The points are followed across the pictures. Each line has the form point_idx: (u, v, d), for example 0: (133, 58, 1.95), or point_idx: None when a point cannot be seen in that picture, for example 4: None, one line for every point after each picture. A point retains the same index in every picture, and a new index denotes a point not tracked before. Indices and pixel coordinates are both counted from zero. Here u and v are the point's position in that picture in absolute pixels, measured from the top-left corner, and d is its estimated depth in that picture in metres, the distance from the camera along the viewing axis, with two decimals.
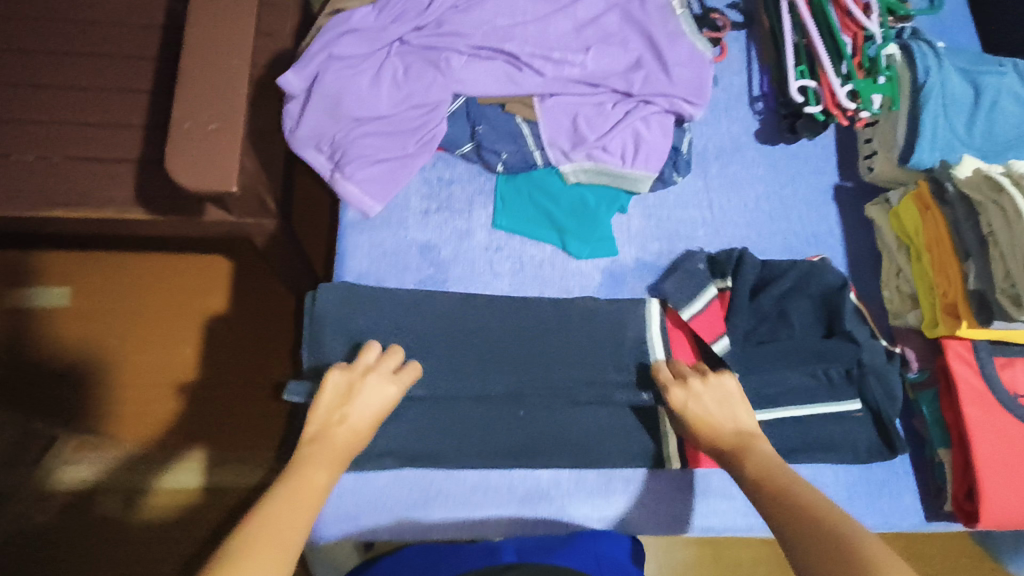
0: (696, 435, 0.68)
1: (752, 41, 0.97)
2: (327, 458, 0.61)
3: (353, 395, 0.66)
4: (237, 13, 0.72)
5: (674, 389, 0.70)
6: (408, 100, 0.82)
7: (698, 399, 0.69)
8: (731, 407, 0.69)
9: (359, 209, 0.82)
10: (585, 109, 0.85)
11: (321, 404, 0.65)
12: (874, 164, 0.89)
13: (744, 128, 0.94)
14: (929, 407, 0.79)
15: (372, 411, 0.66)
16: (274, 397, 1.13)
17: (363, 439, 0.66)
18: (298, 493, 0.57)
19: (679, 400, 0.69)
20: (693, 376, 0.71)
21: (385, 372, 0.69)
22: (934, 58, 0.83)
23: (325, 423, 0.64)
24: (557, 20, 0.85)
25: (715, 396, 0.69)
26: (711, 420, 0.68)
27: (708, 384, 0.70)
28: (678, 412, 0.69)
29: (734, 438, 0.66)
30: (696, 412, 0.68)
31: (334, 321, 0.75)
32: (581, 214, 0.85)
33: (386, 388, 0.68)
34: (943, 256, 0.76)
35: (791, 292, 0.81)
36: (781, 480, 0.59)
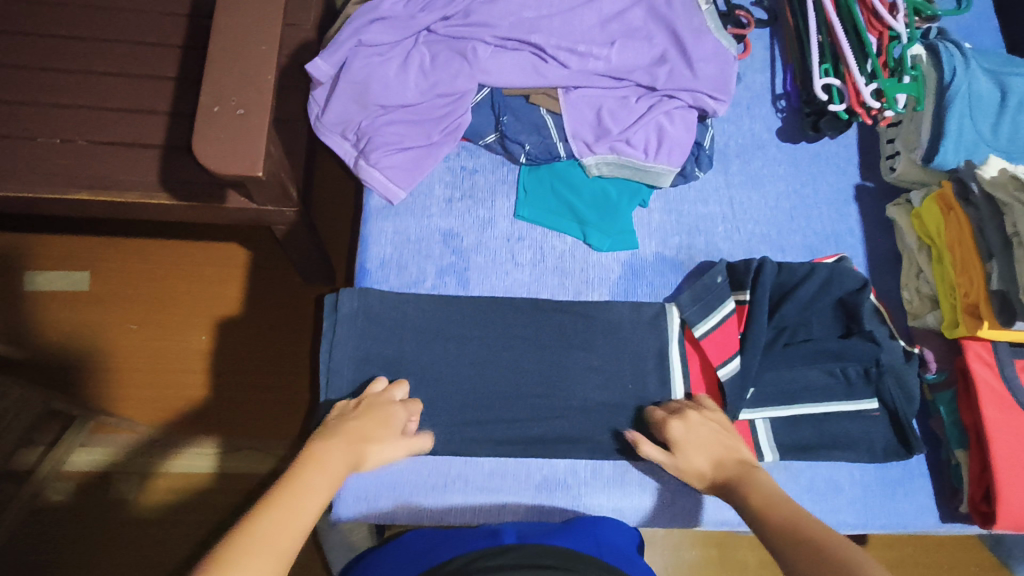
0: (697, 466, 0.69)
1: (775, 39, 0.98)
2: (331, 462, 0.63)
3: (360, 413, 0.69)
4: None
5: (672, 424, 0.72)
6: (434, 88, 0.83)
7: (696, 431, 0.71)
8: (729, 440, 0.71)
9: (383, 196, 0.84)
10: (609, 102, 0.85)
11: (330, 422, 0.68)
12: (896, 164, 0.89)
13: (766, 125, 0.94)
14: (946, 407, 0.79)
15: (380, 426, 0.68)
16: (287, 385, 1.14)
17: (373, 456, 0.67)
18: (304, 488, 0.58)
19: (679, 432, 0.71)
20: (690, 410, 0.73)
21: (388, 397, 0.72)
22: (961, 59, 0.83)
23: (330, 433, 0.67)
24: (582, 14, 0.86)
25: (713, 428, 0.71)
26: (711, 452, 0.69)
27: (704, 417, 0.72)
28: (678, 443, 0.70)
29: (733, 467, 0.68)
30: (696, 443, 0.70)
31: (356, 323, 0.77)
32: (603, 206, 0.85)
33: (390, 409, 0.70)
34: (965, 257, 0.76)
35: (812, 295, 0.80)
36: (784, 512, 0.59)
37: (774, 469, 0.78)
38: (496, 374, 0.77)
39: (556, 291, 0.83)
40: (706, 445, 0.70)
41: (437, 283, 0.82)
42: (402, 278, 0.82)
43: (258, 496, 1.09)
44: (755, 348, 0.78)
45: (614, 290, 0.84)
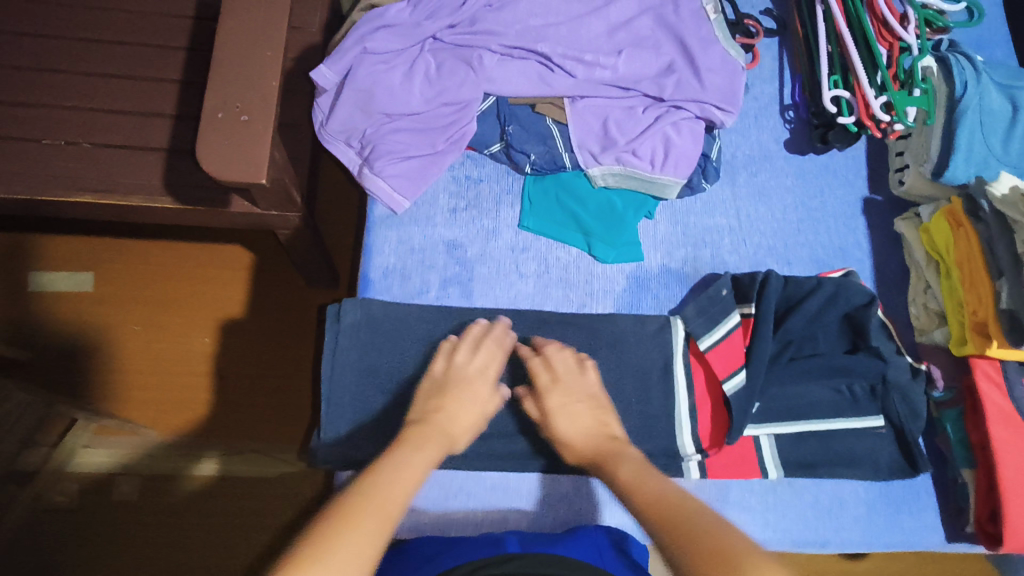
0: (566, 437, 0.68)
1: (784, 48, 0.97)
2: (428, 442, 0.63)
3: (448, 386, 0.69)
4: (273, 5, 0.73)
5: (550, 394, 0.71)
6: (439, 97, 0.82)
7: (570, 404, 0.70)
8: (601, 414, 0.70)
9: (388, 205, 0.83)
10: (616, 113, 0.85)
11: (421, 395, 0.69)
12: (905, 178, 0.88)
13: (774, 136, 0.93)
14: (952, 425, 0.78)
15: (471, 402, 0.69)
16: (289, 389, 1.14)
17: (468, 436, 0.68)
18: (404, 466, 0.59)
19: (554, 404, 0.70)
20: (565, 377, 0.72)
21: (473, 368, 0.71)
22: (974, 72, 0.82)
23: (424, 412, 0.67)
24: (589, 22, 0.85)
25: (587, 400, 0.70)
26: (582, 424, 0.69)
27: (580, 388, 0.71)
28: (551, 414, 0.70)
29: (603, 440, 0.67)
30: (568, 414, 0.69)
31: (357, 336, 0.76)
32: (609, 217, 0.85)
33: (477, 387, 0.70)
34: (974, 274, 0.75)
35: (818, 309, 0.79)
36: (656, 489, 0.59)
37: (779, 486, 0.77)
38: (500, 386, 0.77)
39: (561, 302, 0.83)
40: (579, 418, 0.69)
41: (441, 294, 0.82)
42: (406, 288, 0.82)
43: (260, 500, 1.09)
44: (760, 364, 0.76)
45: (618, 303, 0.83)
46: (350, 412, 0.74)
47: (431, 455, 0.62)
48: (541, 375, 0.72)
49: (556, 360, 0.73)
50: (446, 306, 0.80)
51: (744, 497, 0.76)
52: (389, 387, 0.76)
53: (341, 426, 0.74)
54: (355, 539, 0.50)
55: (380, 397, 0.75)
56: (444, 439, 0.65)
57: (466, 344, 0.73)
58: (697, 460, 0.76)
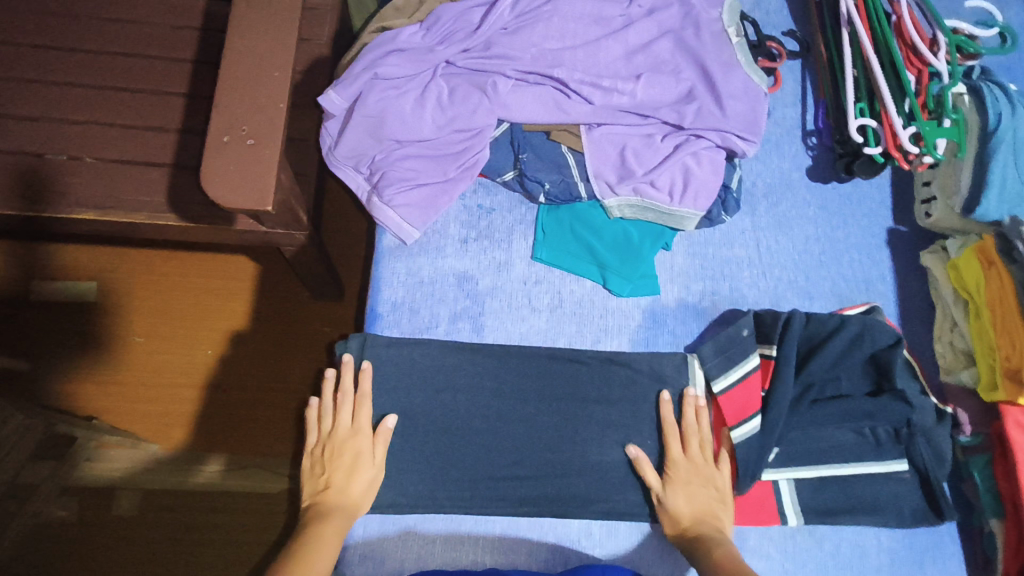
0: (676, 507, 0.69)
1: (807, 71, 0.94)
2: (327, 518, 0.66)
3: (329, 452, 0.71)
4: (281, 27, 0.70)
5: (678, 462, 0.72)
6: (451, 123, 0.80)
7: (694, 478, 0.71)
8: (714, 497, 0.70)
9: (396, 234, 0.81)
10: (633, 141, 0.82)
11: (309, 477, 0.71)
12: (932, 210, 0.85)
13: (795, 164, 0.90)
14: (981, 472, 0.75)
15: (352, 464, 0.70)
16: (291, 406, 1.11)
17: (364, 502, 0.69)
18: (303, 552, 0.62)
19: (681, 472, 0.71)
20: (697, 448, 0.73)
21: (344, 425, 0.72)
22: (1007, 102, 0.79)
23: (317, 490, 0.69)
24: (607, 45, 0.83)
25: (707, 479, 0.71)
26: (697, 501, 0.70)
27: (706, 462, 0.72)
28: (674, 480, 0.71)
29: (710, 526, 0.68)
30: (689, 486, 0.70)
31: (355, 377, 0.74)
32: (625, 249, 0.82)
33: (356, 444, 0.71)
34: (1006, 317, 0.72)
35: (842, 349, 0.76)
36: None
37: (799, 534, 0.74)
38: (511, 428, 0.74)
39: (574, 338, 0.80)
40: (695, 496, 0.70)
41: (450, 328, 0.79)
42: (413, 322, 0.79)
43: (260, 520, 1.05)
44: (781, 407, 0.74)
45: (633, 339, 0.80)
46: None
47: (328, 537, 0.64)
48: (674, 440, 0.73)
49: (693, 429, 0.74)
50: (456, 341, 0.78)
51: (762, 546, 0.73)
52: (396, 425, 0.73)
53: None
54: None
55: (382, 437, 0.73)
56: (342, 514, 0.67)
57: (329, 407, 0.73)
58: None
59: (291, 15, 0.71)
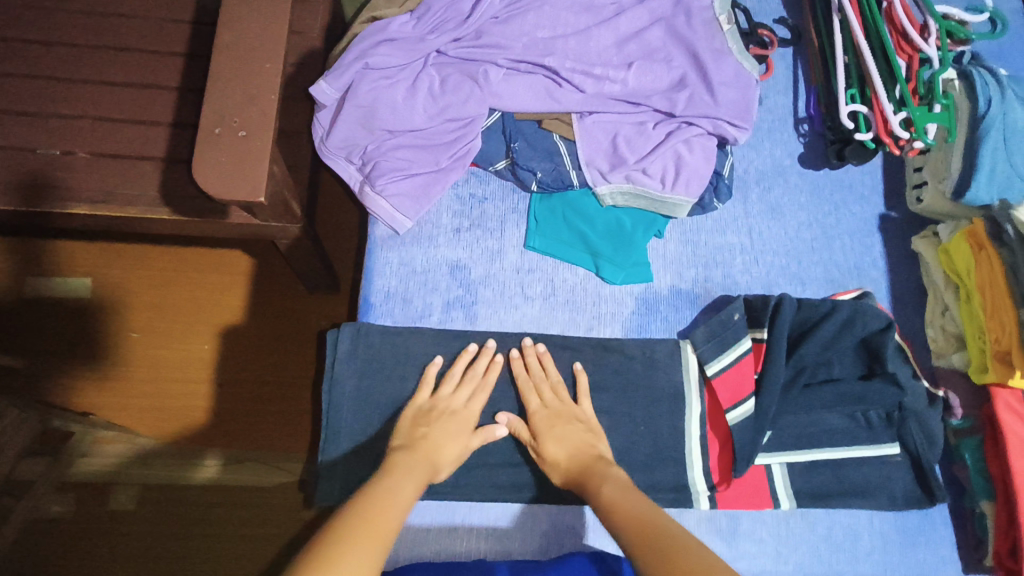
0: (554, 457, 0.69)
1: (798, 58, 0.94)
2: (414, 467, 0.63)
3: (435, 414, 0.70)
4: (272, 17, 0.70)
5: (537, 414, 0.71)
6: (443, 113, 0.80)
7: (557, 424, 0.70)
8: (584, 436, 0.70)
9: (389, 225, 0.81)
10: (626, 129, 0.82)
11: (403, 422, 0.69)
12: (923, 195, 0.85)
13: (787, 151, 0.90)
14: (972, 454, 0.75)
15: (451, 433, 0.69)
16: (289, 398, 1.11)
17: (445, 472, 0.67)
18: (391, 488, 0.59)
19: (541, 424, 0.71)
20: (550, 395, 0.73)
21: (459, 399, 0.71)
22: (997, 87, 0.79)
23: (409, 437, 0.67)
24: (598, 34, 0.83)
25: (570, 421, 0.71)
26: (569, 446, 0.69)
27: (563, 406, 0.72)
28: (540, 433, 0.70)
29: (590, 460, 0.68)
30: (559, 434, 0.70)
31: (349, 364, 0.74)
32: (617, 237, 0.82)
33: (462, 420, 0.70)
34: (997, 300, 0.73)
35: (833, 334, 0.77)
36: (632, 504, 0.60)
37: (791, 518, 0.75)
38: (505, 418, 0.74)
39: (567, 325, 0.80)
40: (566, 439, 0.69)
41: (444, 317, 0.79)
42: (407, 311, 0.79)
43: (257, 512, 1.06)
44: (773, 393, 0.74)
45: (626, 326, 0.81)
46: (345, 444, 0.72)
47: (413, 483, 0.61)
48: (529, 391, 0.73)
49: (542, 378, 0.74)
50: (450, 329, 0.78)
51: (754, 530, 0.74)
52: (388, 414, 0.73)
53: (340, 458, 0.72)
54: (355, 557, 0.49)
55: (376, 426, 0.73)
56: (426, 471, 0.64)
57: (452, 376, 0.73)
58: (707, 492, 0.73)
59: (282, 6, 0.71)
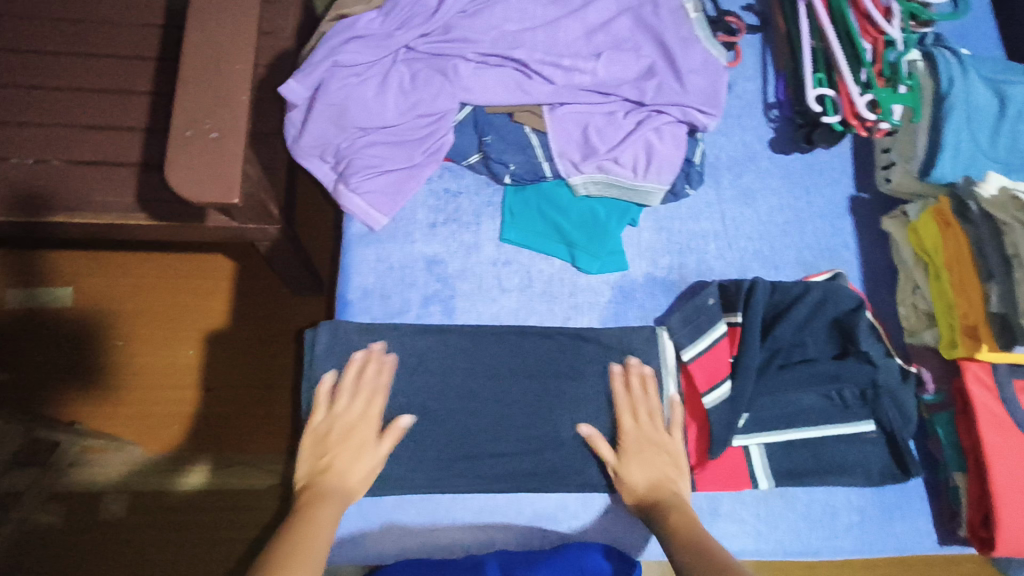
0: (632, 480, 0.71)
1: (766, 44, 0.95)
2: (325, 500, 0.66)
3: (333, 437, 0.71)
4: (239, 18, 0.70)
5: (629, 435, 0.74)
6: (414, 108, 0.80)
7: (645, 450, 0.73)
8: (666, 465, 0.72)
9: (364, 222, 0.81)
10: (596, 119, 0.83)
11: (305, 456, 0.70)
12: (891, 175, 0.87)
13: (757, 136, 0.91)
14: (944, 429, 0.77)
15: (354, 451, 0.70)
16: (274, 400, 1.12)
17: (362, 489, 0.69)
18: (310, 530, 0.62)
19: (630, 446, 0.73)
20: (644, 418, 0.75)
21: (354, 413, 0.72)
22: (958, 68, 0.81)
23: (313, 471, 0.69)
24: (566, 25, 0.84)
25: (656, 448, 0.73)
26: (649, 473, 0.71)
27: (654, 431, 0.74)
28: (625, 454, 0.73)
29: (666, 493, 0.70)
30: (643, 459, 0.72)
31: (325, 363, 0.75)
32: (591, 226, 0.83)
33: (363, 433, 0.71)
34: (965, 276, 0.74)
35: (806, 315, 0.78)
36: (700, 543, 0.62)
37: (770, 497, 0.76)
38: (487, 410, 0.75)
39: (545, 316, 0.81)
40: (649, 466, 0.72)
41: (421, 312, 0.80)
42: (384, 308, 0.79)
43: (248, 515, 1.06)
44: (749, 374, 0.76)
45: (603, 315, 0.81)
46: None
47: (329, 519, 0.64)
48: (625, 411, 0.75)
49: (642, 400, 0.76)
50: (427, 324, 0.78)
51: (735, 510, 0.75)
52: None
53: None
54: None
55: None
56: (338, 502, 0.67)
57: (343, 390, 0.73)
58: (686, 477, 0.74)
59: (249, 6, 0.71)
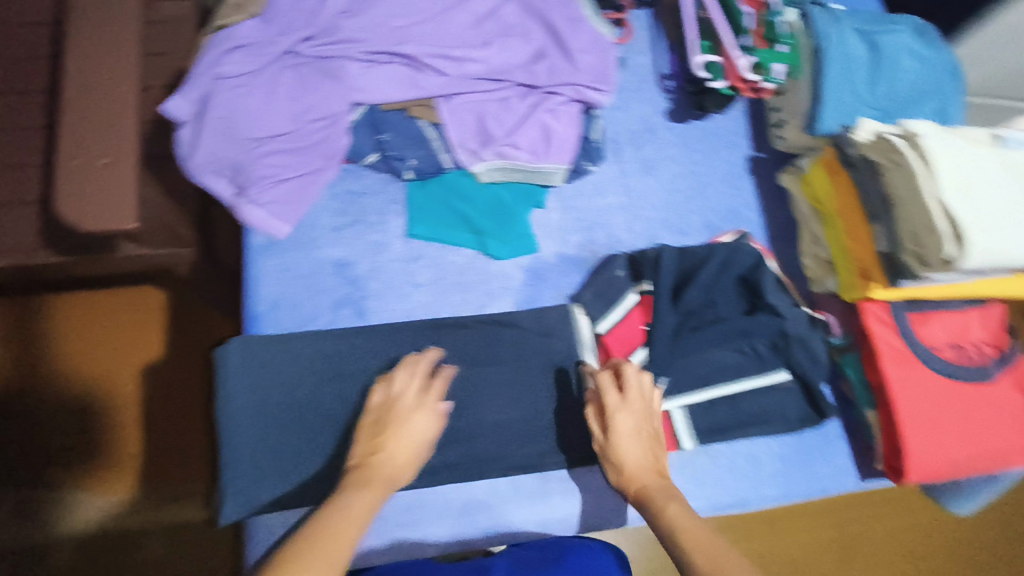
0: (622, 464, 0.68)
1: (657, 18, 0.97)
2: (368, 487, 0.64)
3: (388, 420, 0.67)
4: (115, 41, 0.68)
5: (617, 415, 0.69)
6: (307, 113, 0.79)
7: (637, 430, 0.69)
8: (652, 445, 0.70)
9: (266, 233, 0.80)
10: (490, 107, 0.83)
11: (359, 435, 0.67)
12: (784, 133, 0.90)
13: (655, 109, 0.93)
14: (854, 369, 0.80)
15: (406, 435, 0.67)
16: (200, 427, 1.07)
17: (411, 472, 0.67)
18: (339, 520, 0.60)
19: (621, 427, 0.68)
20: (632, 395, 0.70)
21: (410, 399, 0.69)
22: (832, 21, 0.83)
23: (364, 453, 0.66)
24: (454, 16, 0.83)
25: (643, 428, 0.69)
26: (639, 456, 0.68)
27: (643, 410, 0.70)
28: (614, 437, 0.68)
29: (656, 478, 0.68)
30: (633, 441, 0.68)
31: (239, 378, 0.73)
32: (497, 213, 0.84)
33: (416, 416, 0.68)
34: (853, 221, 0.77)
35: (713, 277, 0.80)
36: (706, 542, 0.61)
37: (695, 456, 0.78)
38: None
39: (460, 307, 0.81)
40: (641, 446, 0.69)
41: (333, 317, 0.79)
42: (295, 316, 0.78)
43: (192, 550, 1.02)
44: (664, 341, 0.77)
45: (518, 299, 0.82)
46: (243, 458, 0.71)
47: (364, 511, 0.62)
48: (609, 390, 0.69)
49: (630, 379, 0.70)
50: (339, 328, 0.78)
51: None
52: (287, 421, 0.73)
53: (241, 472, 0.71)
54: None
55: (274, 435, 0.73)
56: (381, 490, 0.64)
57: (400, 372, 0.71)
58: None
59: (124, 26, 0.69)
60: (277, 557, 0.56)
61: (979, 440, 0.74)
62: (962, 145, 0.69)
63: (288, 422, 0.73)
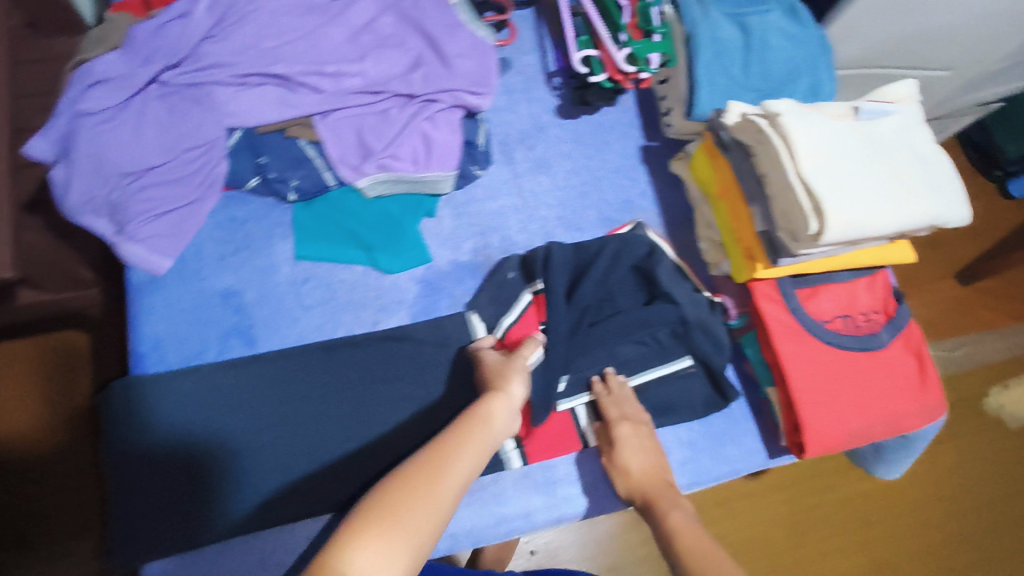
0: (627, 471, 0.74)
1: (541, 16, 0.96)
2: (478, 412, 0.67)
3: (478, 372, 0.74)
4: None
5: (618, 425, 0.76)
6: (178, 142, 0.77)
7: (639, 438, 0.75)
8: (654, 453, 0.75)
9: (146, 269, 0.77)
10: (368, 120, 0.82)
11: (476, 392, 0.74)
12: (671, 120, 0.90)
13: (544, 107, 0.93)
14: (753, 348, 0.81)
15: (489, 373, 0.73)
16: (90, 481, 0.99)
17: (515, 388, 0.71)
18: (460, 441, 0.64)
19: (623, 435, 0.75)
20: (631, 409, 0.77)
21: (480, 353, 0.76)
22: (699, 6, 0.83)
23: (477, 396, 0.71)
24: (328, 31, 0.81)
25: (644, 438, 0.76)
26: (641, 463, 0.74)
27: (641, 421, 0.77)
28: (617, 445, 0.75)
29: (660, 482, 0.73)
30: (636, 446, 0.75)
31: (125, 426, 0.71)
32: (385, 226, 0.83)
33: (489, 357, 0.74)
34: (735, 203, 0.78)
35: (606, 270, 0.81)
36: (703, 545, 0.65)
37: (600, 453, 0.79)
38: (309, 434, 0.74)
39: (354, 325, 0.80)
40: (645, 451, 0.75)
41: (222, 349, 0.77)
42: (183, 351, 0.77)
43: None
44: (561, 339, 0.78)
45: (413, 310, 0.81)
46: (124, 510, 0.69)
47: (479, 432, 0.65)
48: (609, 406, 0.77)
49: (625, 399, 0.78)
50: (229, 359, 0.76)
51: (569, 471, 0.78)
52: (170, 468, 0.71)
53: (124, 527, 0.69)
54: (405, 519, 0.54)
55: (154, 485, 0.70)
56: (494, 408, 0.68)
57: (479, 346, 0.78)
58: (517, 450, 0.76)
59: None
60: (404, 467, 0.60)
61: (873, 408, 0.75)
62: (823, 120, 0.70)
63: (170, 470, 0.71)
